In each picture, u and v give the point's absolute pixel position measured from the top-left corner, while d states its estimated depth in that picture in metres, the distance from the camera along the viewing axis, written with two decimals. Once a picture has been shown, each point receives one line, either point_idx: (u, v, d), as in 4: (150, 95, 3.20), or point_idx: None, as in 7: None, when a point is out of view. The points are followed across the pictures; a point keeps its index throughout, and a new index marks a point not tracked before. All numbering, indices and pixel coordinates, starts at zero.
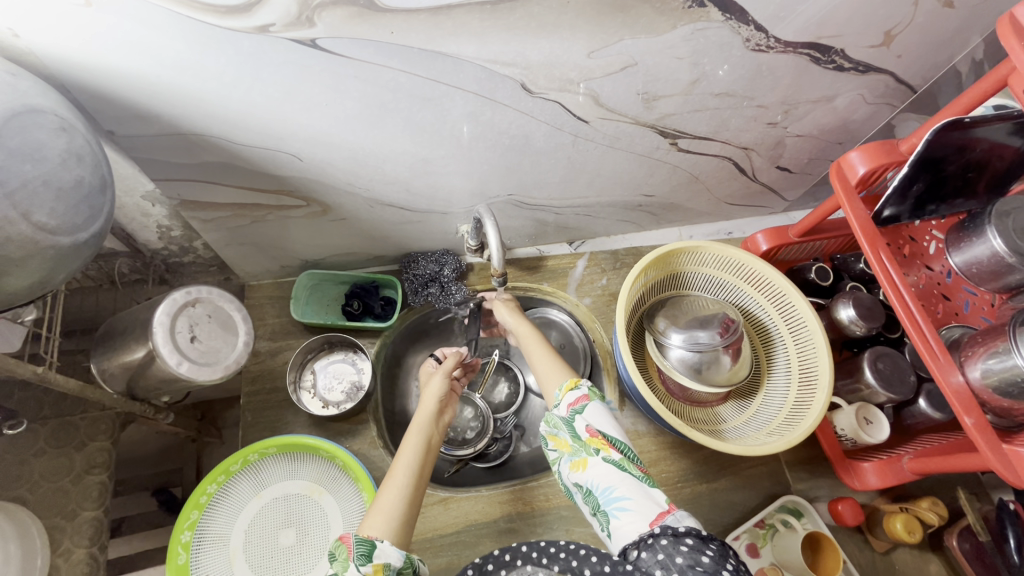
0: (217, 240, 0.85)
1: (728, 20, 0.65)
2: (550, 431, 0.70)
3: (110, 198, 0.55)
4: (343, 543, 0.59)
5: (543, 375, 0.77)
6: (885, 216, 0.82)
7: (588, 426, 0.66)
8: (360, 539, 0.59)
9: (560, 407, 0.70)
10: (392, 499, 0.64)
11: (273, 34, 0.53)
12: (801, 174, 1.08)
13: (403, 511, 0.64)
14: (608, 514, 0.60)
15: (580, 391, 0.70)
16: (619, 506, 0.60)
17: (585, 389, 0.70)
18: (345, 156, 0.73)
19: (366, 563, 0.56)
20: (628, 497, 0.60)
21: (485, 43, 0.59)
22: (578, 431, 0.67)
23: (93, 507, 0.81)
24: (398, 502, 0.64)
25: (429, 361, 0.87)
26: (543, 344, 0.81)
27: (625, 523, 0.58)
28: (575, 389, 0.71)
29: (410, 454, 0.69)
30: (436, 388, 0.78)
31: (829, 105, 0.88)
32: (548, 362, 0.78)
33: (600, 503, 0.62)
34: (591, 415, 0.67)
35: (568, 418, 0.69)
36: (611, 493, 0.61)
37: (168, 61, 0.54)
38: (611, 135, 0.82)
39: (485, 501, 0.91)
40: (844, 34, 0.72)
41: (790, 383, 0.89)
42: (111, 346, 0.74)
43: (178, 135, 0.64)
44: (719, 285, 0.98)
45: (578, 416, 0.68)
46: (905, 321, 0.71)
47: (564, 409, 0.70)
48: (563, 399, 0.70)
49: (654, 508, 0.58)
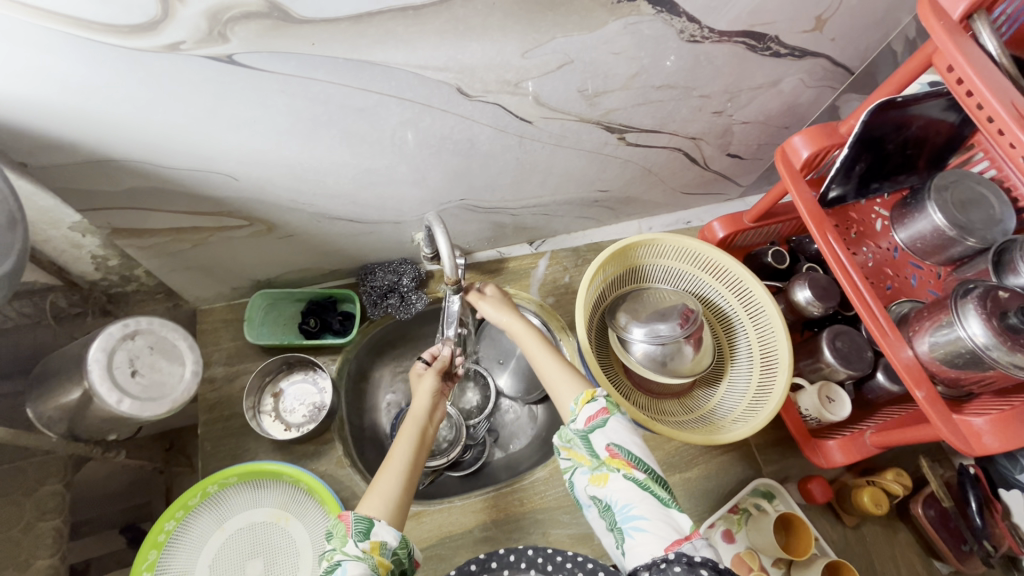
0: (160, 266, 0.82)
1: (660, 13, 0.65)
2: (563, 443, 0.67)
3: (22, 235, 0.51)
4: (341, 520, 0.59)
5: (554, 388, 0.74)
6: (831, 197, 0.84)
7: (608, 444, 0.63)
8: (358, 517, 0.59)
9: (577, 421, 0.67)
10: (390, 480, 0.65)
11: (185, 51, 0.50)
12: (752, 160, 1.09)
13: (400, 491, 0.64)
14: (624, 532, 0.58)
15: (598, 405, 0.67)
16: (636, 526, 0.57)
17: (603, 402, 0.67)
18: (283, 172, 0.70)
19: (363, 540, 0.57)
20: (646, 518, 0.57)
21: (413, 49, 0.58)
22: (597, 448, 0.64)
23: (48, 555, 0.79)
24: (396, 482, 0.65)
25: (418, 361, 0.82)
26: (547, 347, 0.78)
27: (641, 545, 0.56)
28: (592, 401, 0.67)
29: (405, 444, 0.69)
30: (428, 387, 0.76)
31: (771, 91, 0.89)
32: (556, 368, 0.74)
33: (617, 520, 0.59)
34: (611, 431, 0.64)
35: (585, 432, 0.65)
36: (629, 511, 0.58)
37: (75, 85, 0.51)
38: (558, 134, 0.81)
39: (456, 514, 0.89)
40: (777, 20, 0.73)
41: (752, 368, 0.90)
42: (48, 387, 0.70)
43: (97, 160, 0.60)
44: (679, 276, 0.98)
45: (597, 431, 0.65)
46: (854, 299, 0.73)
47: (581, 424, 0.66)
48: (580, 412, 0.67)
49: (672, 534, 0.55)
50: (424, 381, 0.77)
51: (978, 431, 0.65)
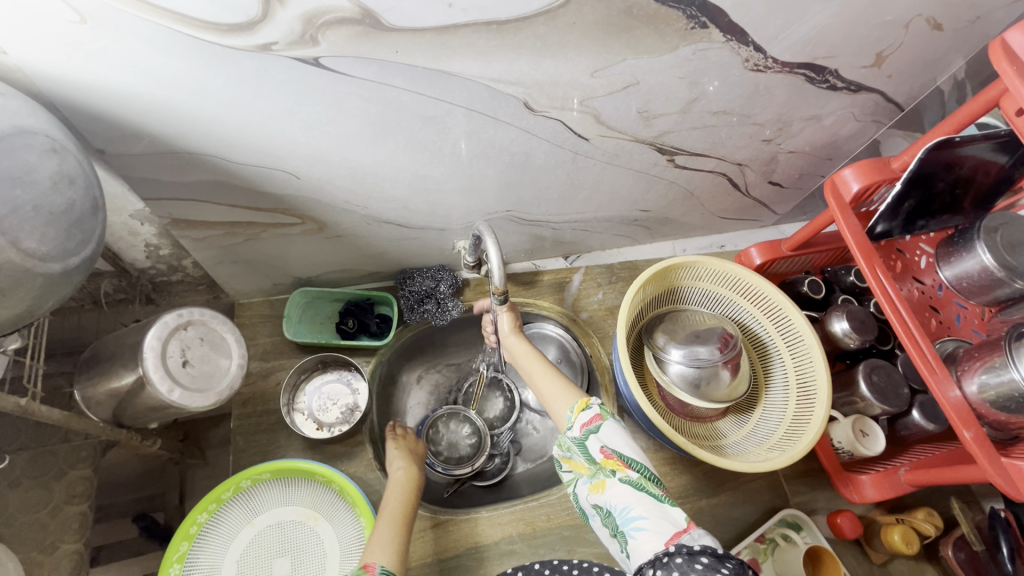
0: (209, 258, 0.83)
1: (729, 41, 0.66)
2: (563, 453, 0.68)
3: (102, 221, 0.52)
4: (367, 572, 0.63)
5: (553, 401, 0.75)
6: (877, 231, 0.84)
7: (603, 447, 0.63)
8: (385, 570, 0.63)
9: (573, 428, 0.67)
10: (386, 533, 0.70)
11: (275, 52, 0.51)
12: (792, 188, 1.10)
13: (399, 542, 0.70)
14: (626, 534, 0.58)
15: (593, 411, 0.67)
16: (636, 525, 0.58)
17: (598, 408, 0.67)
18: (344, 174, 0.71)
19: None
20: (645, 517, 0.58)
21: (489, 62, 0.58)
22: (592, 453, 0.64)
23: (73, 540, 0.80)
24: (390, 533, 0.71)
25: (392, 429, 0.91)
26: (551, 370, 0.79)
27: (643, 544, 0.57)
28: (587, 409, 0.67)
29: (394, 504, 0.76)
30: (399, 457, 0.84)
31: (821, 122, 0.90)
32: (557, 387, 0.76)
33: (618, 524, 0.60)
34: (606, 435, 0.64)
35: (581, 439, 0.65)
36: (628, 512, 0.59)
37: (166, 77, 0.52)
38: (611, 152, 0.82)
39: (426, 541, 0.86)
40: (838, 54, 0.74)
41: (788, 398, 0.89)
42: (97, 371, 0.71)
43: (170, 152, 0.61)
44: (716, 299, 0.98)
45: (592, 437, 0.65)
46: (901, 333, 0.73)
47: (577, 431, 0.66)
48: (576, 420, 0.67)
49: (670, 528, 0.56)
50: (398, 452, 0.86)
51: None
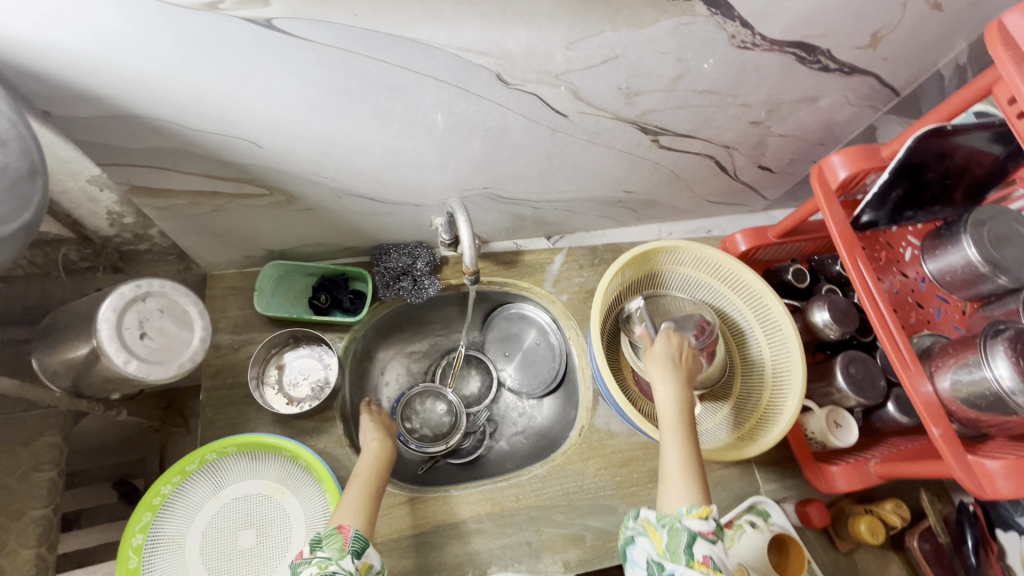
0: (175, 228, 0.81)
1: (714, 15, 0.62)
2: (656, 521, 0.66)
3: (42, 187, 0.50)
4: (340, 532, 0.66)
5: (665, 474, 0.70)
6: (862, 221, 0.82)
7: (707, 554, 0.61)
8: (357, 534, 0.66)
9: (684, 521, 0.64)
10: (357, 496, 0.72)
11: (223, 11, 0.48)
12: (783, 173, 1.07)
13: (369, 505, 0.72)
14: None
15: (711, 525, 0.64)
16: None
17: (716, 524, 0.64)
18: (309, 144, 0.68)
19: (357, 559, 0.64)
20: None
21: (456, 29, 0.55)
22: (694, 550, 0.62)
23: (41, 505, 0.79)
24: (359, 495, 0.73)
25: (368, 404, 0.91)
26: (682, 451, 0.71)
27: None
28: (705, 519, 0.64)
29: (364, 471, 0.76)
30: (372, 425, 0.85)
31: (812, 105, 0.86)
32: (679, 473, 0.69)
33: None
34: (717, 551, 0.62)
35: (692, 531, 0.63)
36: None
37: (107, 36, 0.49)
38: (591, 130, 0.79)
39: (398, 516, 0.86)
40: (831, 34, 0.70)
41: (763, 387, 0.88)
42: (55, 342, 0.70)
43: (121, 116, 0.59)
44: (697, 285, 0.96)
45: (703, 541, 0.63)
46: (877, 327, 0.72)
47: (688, 525, 0.64)
48: (692, 518, 0.64)
49: None
50: (369, 425, 0.85)
51: (991, 474, 0.63)
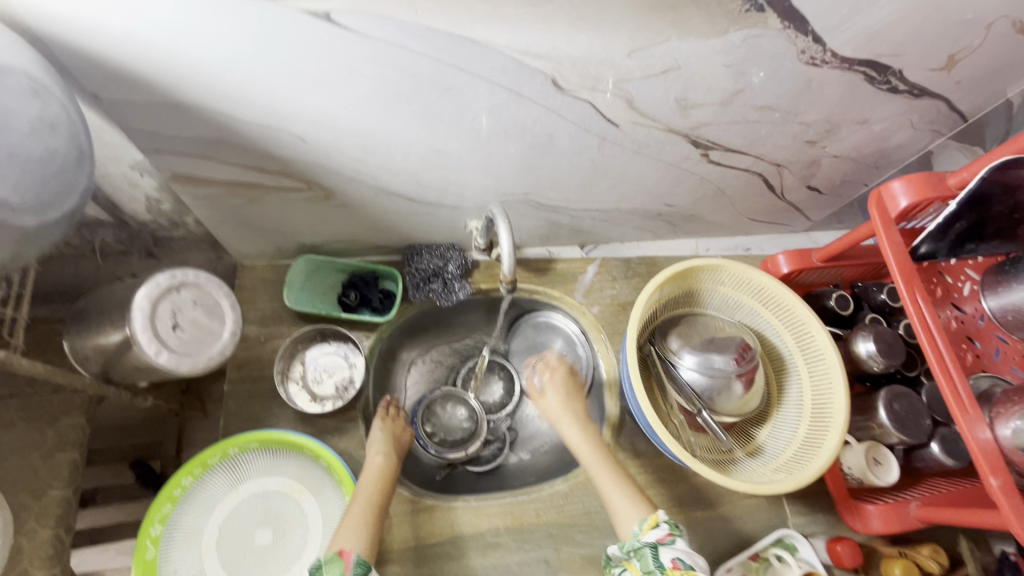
0: (211, 217, 0.80)
1: (787, 29, 0.59)
2: (625, 555, 0.72)
3: (87, 172, 0.49)
4: (340, 557, 0.66)
5: (612, 498, 0.77)
6: (920, 252, 0.78)
7: (674, 557, 0.67)
8: (358, 559, 0.66)
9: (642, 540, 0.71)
10: (357, 517, 0.71)
11: (282, 2, 0.47)
12: (831, 195, 1.03)
13: (371, 528, 0.70)
14: None
15: (663, 528, 0.71)
16: None
17: (667, 525, 0.71)
18: (354, 141, 0.67)
19: None
20: None
21: (517, 31, 0.53)
22: (663, 561, 0.67)
23: (62, 487, 0.79)
24: (360, 517, 0.71)
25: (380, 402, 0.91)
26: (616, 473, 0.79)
27: None
28: (656, 526, 0.71)
29: (370, 489, 0.75)
30: (380, 435, 0.83)
31: (873, 127, 0.83)
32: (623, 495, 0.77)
33: None
34: (679, 549, 0.68)
35: (653, 545, 0.69)
36: None
37: (164, 21, 0.47)
38: (641, 141, 0.76)
39: (403, 526, 0.84)
40: (906, 54, 0.67)
41: (802, 417, 0.84)
42: (87, 326, 0.69)
43: (169, 104, 0.57)
44: (735, 306, 0.93)
45: (665, 546, 0.69)
46: (935, 363, 0.67)
47: (647, 540, 0.70)
48: (645, 533, 0.71)
49: None
50: (378, 433, 0.84)
51: None
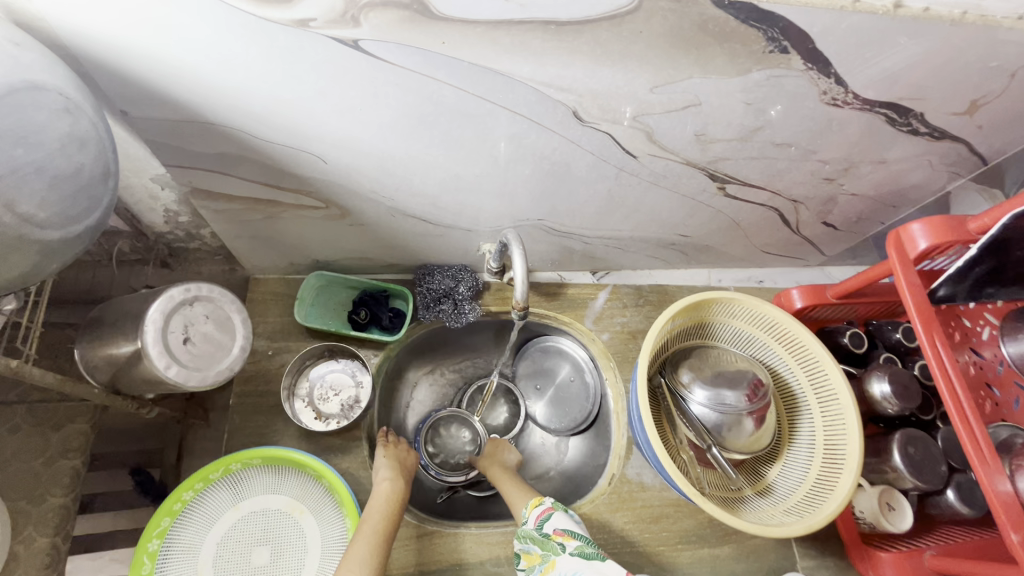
0: (227, 231, 0.81)
1: (810, 70, 0.59)
2: (520, 548, 0.74)
3: (112, 188, 0.50)
4: None
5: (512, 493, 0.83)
6: (938, 295, 0.77)
7: (555, 526, 0.72)
8: None
9: (528, 522, 0.75)
10: (364, 543, 0.69)
11: (313, 29, 0.47)
12: (846, 231, 1.03)
13: (376, 555, 0.68)
14: None
15: (545, 505, 0.76)
16: None
17: (549, 501, 0.76)
18: (373, 164, 0.67)
19: None
20: None
21: (541, 64, 0.53)
22: (545, 531, 0.72)
23: (63, 494, 0.78)
24: (366, 544, 0.69)
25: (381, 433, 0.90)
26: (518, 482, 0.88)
27: None
28: (539, 504, 0.76)
29: (376, 516, 0.73)
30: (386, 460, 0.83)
31: (892, 167, 0.82)
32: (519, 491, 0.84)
33: None
34: (557, 517, 0.74)
35: (536, 526, 0.74)
36: None
37: (197, 44, 0.48)
38: (658, 173, 0.76)
39: (407, 550, 0.83)
40: (928, 97, 0.67)
41: (813, 457, 0.83)
42: (99, 336, 0.69)
43: (195, 122, 0.58)
44: (748, 340, 0.92)
45: (546, 522, 0.74)
46: (952, 410, 0.66)
47: (532, 522, 0.75)
48: (530, 514, 0.76)
49: None
50: (382, 460, 0.83)
51: None
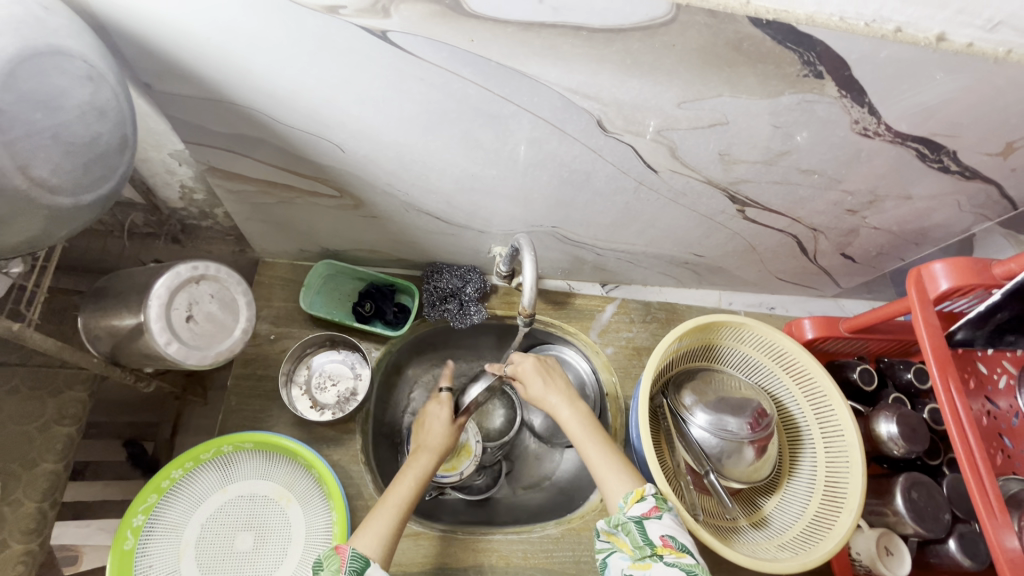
0: (240, 212, 0.81)
1: (843, 98, 0.58)
2: (608, 528, 0.66)
3: (127, 159, 0.49)
4: (338, 552, 0.61)
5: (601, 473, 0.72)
6: (957, 338, 0.75)
7: (662, 534, 0.63)
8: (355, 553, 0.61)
9: (628, 512, 0.67)
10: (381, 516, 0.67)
11: (342, 17, 0.47)
12: (864, 265, 1.01)
13: (389, 528, 0.67)
14: None
15: (649, 502, 0.67)
16: None
17: (655, 500, 0.67)
18: (391, 156, 0.67)
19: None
20: None
21: (569, 70, 0.53)
22: (649, 536, 0.63)
23: (54, 461, 0.78)
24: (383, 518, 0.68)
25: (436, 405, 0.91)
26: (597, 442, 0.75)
27: None
28: (643, 499, 0.67)
29: (401, 491, 0.71)
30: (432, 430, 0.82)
31: (917, 203, 0.80)
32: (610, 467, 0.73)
33: None
34: (667, 525, 0.64)
35: (640, 520, 0.65)
36: None
37: (225, 23, 0.48)
38: (678, 190, 0.75)
39: (424, 544, 0.83)
40: (963, 135, 0.65)
41: (813, 493, 0.81)
42: (103, 306, 0.69)
43: (217, 101, 0.58)
44: (753, 367, 0.90)
45: (652, 521, 0.65)
46: (962, 459, 0.63)
47: (634, 514, 0.66)
48: (630, 506, 0.67)
49: None
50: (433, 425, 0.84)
51: None
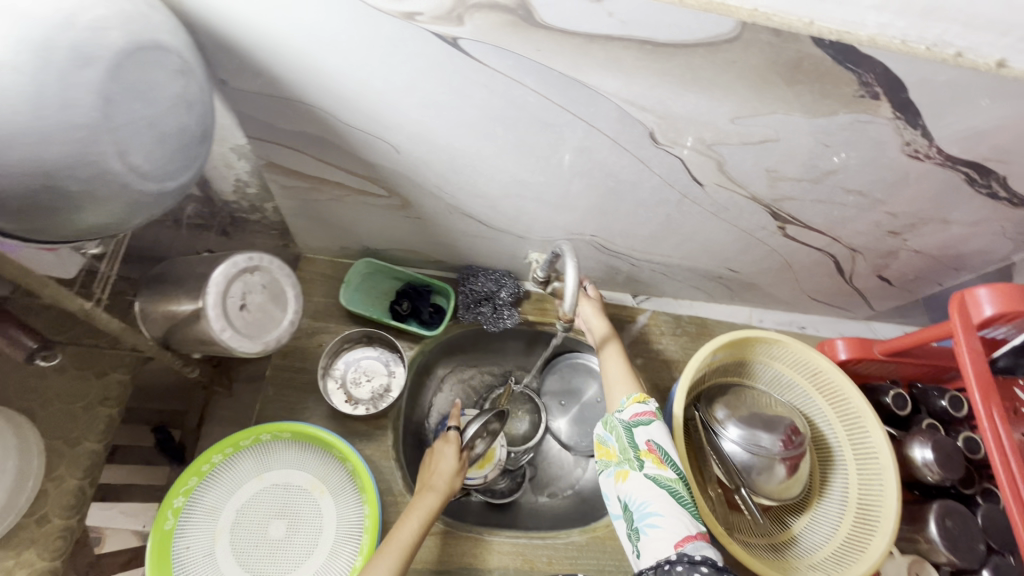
0: (290, 207, 0.83)
1: (896, 119, 0.59)
2: (602, 434, 0.71)
3: (205, 150, 0.52)
4: None
5: (612, 381, 0.77)
6: (998, 365, 0.79)
7: (648, 440, 0.66)
8: None
9: (623, 414, 0.70)
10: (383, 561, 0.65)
11: (417, 23, 0.49)
12: (900, 288, 1.00)
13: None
14: (638, 530, 0.61)
15: (647, 407, 0.69)
16: (649, 522, 0.60)
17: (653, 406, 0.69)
18: (444, 158, 0.69)
19: None
20: (659, 514, 0.60)
21: (629, 82, 0.54)
22: (635, 441, 0.66)
23: (96, 439, 0.81)
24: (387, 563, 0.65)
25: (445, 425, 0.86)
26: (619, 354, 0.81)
27: (653, 540, 0.59)
28: (641, 403, 0.70)
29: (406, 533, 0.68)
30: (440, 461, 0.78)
31: (961, 228, 0.80)
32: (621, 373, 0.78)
33: (633, 519, 0.62)
34: (654, 430, 0.67)
35: (629, 424, 0.68)
36: (646, 508, 0.61)
37: (306, 25, 0.50)
38: (720, 205, 0.76)
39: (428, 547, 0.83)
40: (1014, 161, 0.65)
41: (844, 515, 0.80)
42: (158, 291, 0.72)
43: (285, 100, 0.61)
44: (785, 385, 0.90)
45: (640, 426, 0.68)
46: (1006, 490, 0.63)
47: (626, 416, 0.69)
48: (627, 408, 0.70)
49: (682, 530, 0.58)
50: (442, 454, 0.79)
51: None
